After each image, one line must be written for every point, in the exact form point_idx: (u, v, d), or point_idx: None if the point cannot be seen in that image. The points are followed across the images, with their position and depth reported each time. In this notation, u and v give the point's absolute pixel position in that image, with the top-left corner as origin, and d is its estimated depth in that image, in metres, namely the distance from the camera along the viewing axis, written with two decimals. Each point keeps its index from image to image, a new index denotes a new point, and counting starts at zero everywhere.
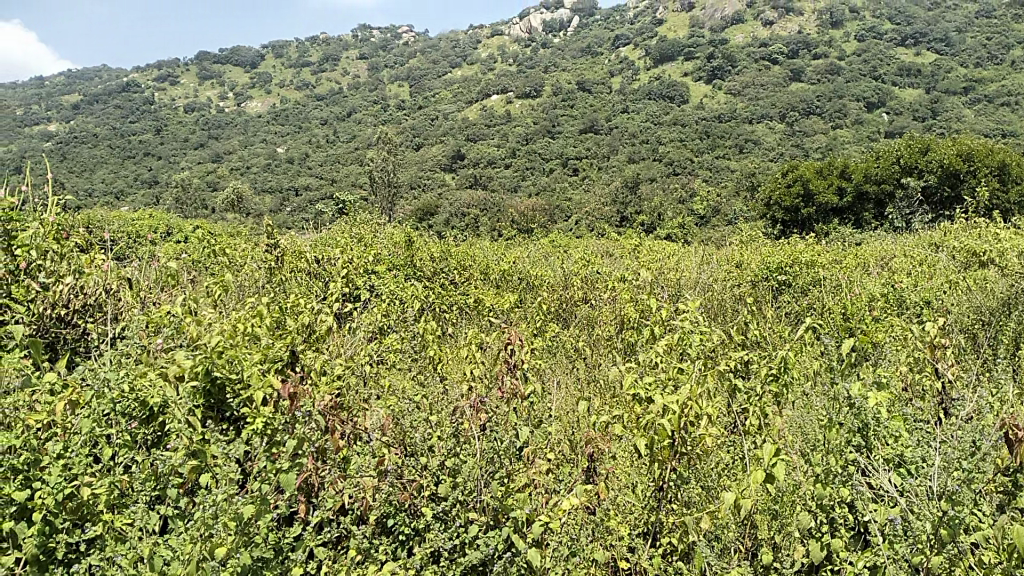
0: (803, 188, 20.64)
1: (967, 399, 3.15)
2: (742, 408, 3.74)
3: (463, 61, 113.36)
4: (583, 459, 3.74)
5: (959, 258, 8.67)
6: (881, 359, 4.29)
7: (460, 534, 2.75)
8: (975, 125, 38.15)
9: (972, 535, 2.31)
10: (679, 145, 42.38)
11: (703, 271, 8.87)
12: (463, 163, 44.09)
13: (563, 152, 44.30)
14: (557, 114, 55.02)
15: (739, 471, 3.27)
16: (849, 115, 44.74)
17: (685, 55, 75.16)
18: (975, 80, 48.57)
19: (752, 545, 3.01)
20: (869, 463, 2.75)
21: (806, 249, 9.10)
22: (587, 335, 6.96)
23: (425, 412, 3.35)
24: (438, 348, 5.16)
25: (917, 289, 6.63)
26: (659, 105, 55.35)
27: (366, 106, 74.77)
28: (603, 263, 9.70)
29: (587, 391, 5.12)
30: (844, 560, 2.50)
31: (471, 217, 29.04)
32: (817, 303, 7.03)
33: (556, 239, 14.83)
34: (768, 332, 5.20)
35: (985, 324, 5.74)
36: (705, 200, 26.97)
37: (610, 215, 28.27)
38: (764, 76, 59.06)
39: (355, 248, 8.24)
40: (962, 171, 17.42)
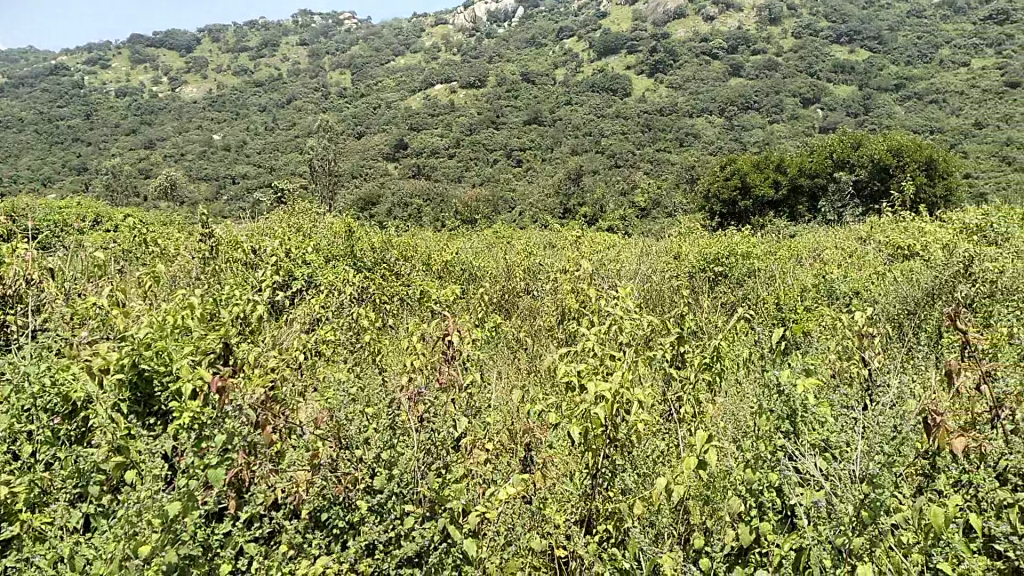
0: (741, 181, 20.87)
1: (891, 387, 3.27)
2: (678, 395, 3.79)
3: (407, 48, 112.24)
4: (520, 449, 3.75)
5: (887, 250, 8.98)
6: (810, 347, 4.43)
7: (396, 525, 2.71)
8: (905, 121, 39.72)
9: (892, 516, 2.41)
10: (622, 138, 42.68)
11: (642, 262, 9.02)
12: (406, 152, 43.53)
13: (507, 143, 44.14)
14: (501, 105, 54.78)
15: (674, 458, 3.34)
16: (785, 110, 46.03)
17: (629, 49, 76.05)
18: (904, 78, 50.51)
19: (686, 530, 3.08)
20: (796, 448, 2.82)
21: (742, 241, 9.28)
22: (529, 325, 6.99)
23: (362, 404, 3.30)
24: (377, 340, 5.11)
25: (847, 280, 6.85)
26: (602, 98, 55.89)
27: (307, 93, 73.07)
28: (545, 253, 9.76)
29: (527, 381, 5.14)
30: (772, 544, 2.55)
31: (413, 206, 28.68)
32: (751, 293, 7.20)
33: (500, 229, 14.73)
34: (704, 322, 5.32)
35: (911, 313, 5.96)
36: (647, 193, 27.18)
37: (553, 206, 28.42)
38: (705, 71, 60.16)
39: (293, 237, 8.12)
40: (892, 166, 18.06)
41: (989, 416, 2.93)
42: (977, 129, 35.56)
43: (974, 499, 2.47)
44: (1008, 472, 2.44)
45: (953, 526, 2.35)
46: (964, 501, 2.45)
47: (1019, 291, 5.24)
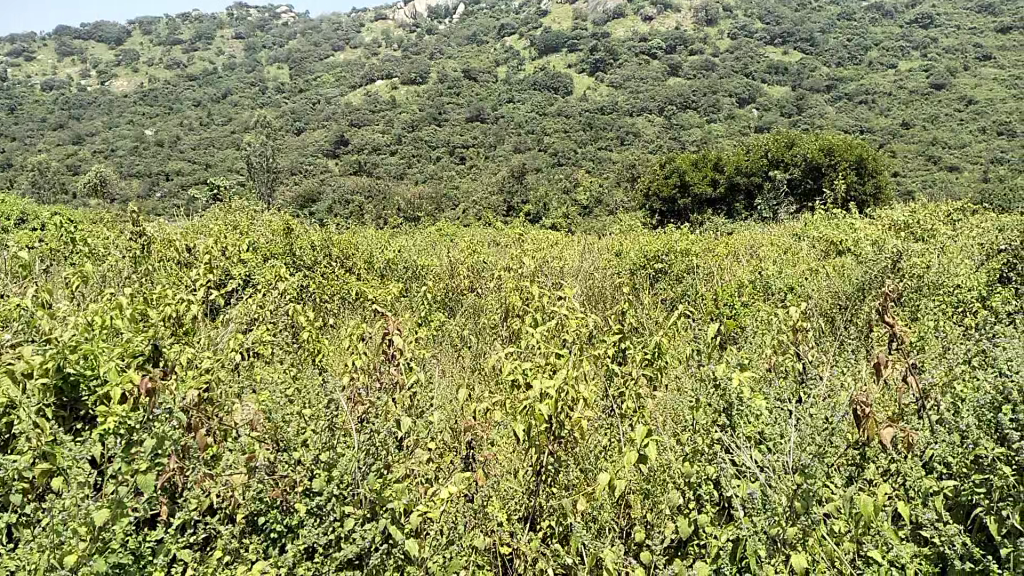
0: (679, 179, 21.20)
1: (825, 379, 3.36)
2: (619, 391, 3.83)
3: (348, 44, 110.70)
4: (463, 447, 3.72)
5: (820, 246, 9.25)
6: (745, 342, 4.53)
7: (335, 527, 2.66)
8: (836, 121, 41.11)
9: (825, 506, 2.48)
10: (564, 136, 42.93)
11: (585, 260, 9.08)
12: (347, 148, 42.87)
13: (449, 140, 43.93)
14: (443, 101, 54.46)
15: (615, 452, 3.36)
16: (722, 110, 47.13)
17: (570, 47, 76.58)
18: (835, 80, 52.25)
19: (627, 525, 3.12)
20: (733, 441, 2.86)
21: (682, 239, 9.45)
22: (472, 324, 6.98)
23: (299, 406, 3.25)
24: (319, 341, 5.03)
25: (782, 276, 7.03)
26: (544, 96, 56.18)
27: (243, 88, 71.39)
28: (488, 251, 9.74)
29: (471, 379, 5.14)
30: (710, 536, 2.60)
31: (354, 203, 28.28)
32: (691, 290, 7.34)
33: (444, 227, 14.64)
34: (644, 320, 5.38)
35: (843, 308, 6.16)
36: (589, 191, 27.39)
37: (497, 204, 28.43)
38: (644, 70, 61.09)
39: (230, 235, 7.93)
40: (823, 165, 18.63)
41: (913, 406, 3.04)
42: (904, 130, 37.00)
43: (903, 487, 2.56)
44: (934, 460, 2.52)
45: (883, 514, 2.43)
46: (895, 489, 2.53)
47: (943, 286, 5.47)
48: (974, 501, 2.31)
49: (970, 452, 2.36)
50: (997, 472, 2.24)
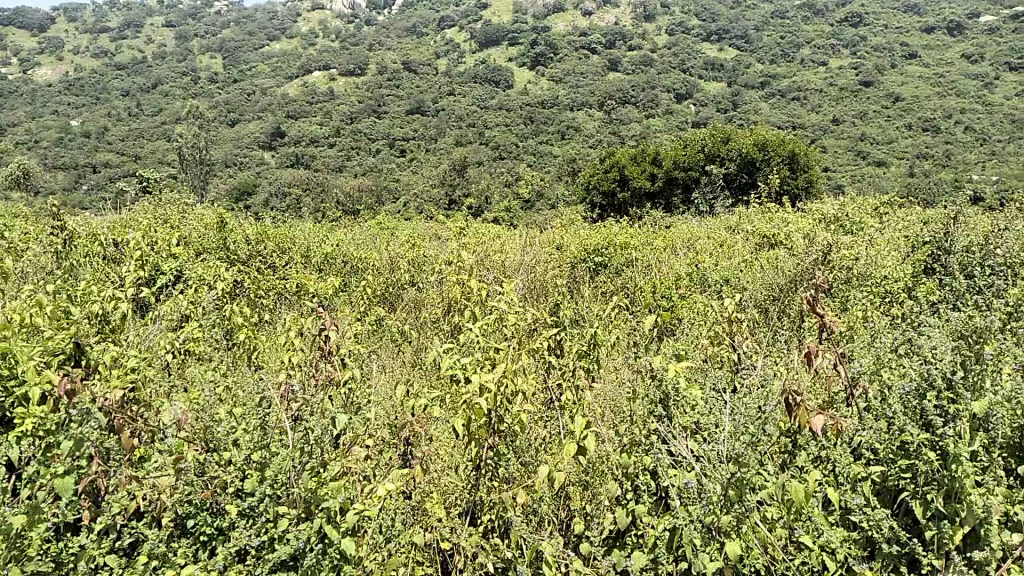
0: (619, 174, 21.26)
1: (760, 371, 3.41)
2: (558, 385, 3.83)
3: (284, 33, 108.26)
4: (401, 444, 3.66)
5: (754, 239, 9.44)
6: (680, 334, 4.57)
7: (269, 527, 2.59)
8: (770, 117, 42.37)
9: (758, 494, 2.52)
10: (505, 129, 42.92)
11: (525, 253, 9.05)
12: (283, 140, 41.91)
13: (389, 133, 43.42)
14: (382, 93, 53.74)
15: (556, 445, 3.36)
16: (660, 105, 48.03)
17: (510, 40, 76.79)
18: (768, 78, 53.87)
19: (567, 517, 3.11)
20: (669, 432, 2.89)
21: (621, 233, 9.52)
22: (413, 319, 6.89)
23: (231, 404, 3.14)
24: (255, 338, 4.89)
25: (717, 269, 7.14)
26: (485, 89, 56.17)
27: (173, 77, 69.13)
28: (429, 244, 9.64)
29: (411, 374, 5.06)
30: (647, 525, 2.61)
31: (292, 196, 27.66)
32: (631, 283, 7.39)
33: (383, 220, 14.40)
34: (584, 312, 5.39)
35: (776, 299, 6.31)
36: (530, 185, 27.48)
37: (438, 197, 28.25)
38: (584, 65, 61.69)
39: (159, 229, 7.66)
40: (758, 160, 19.12)
41: (843, 394, 3.11)
42: (834, 126, 38.42)
43: (838, 475, 2.60)
44: (862, 447, 2.59)
45: (815, 501, 2.47)
46: (825, 474, 2.59)
47: (871, 277, 5.66)
48: (900, 487, 2.40)
49: (895, 438, 2.43)
50: (923, 457, 2.31)
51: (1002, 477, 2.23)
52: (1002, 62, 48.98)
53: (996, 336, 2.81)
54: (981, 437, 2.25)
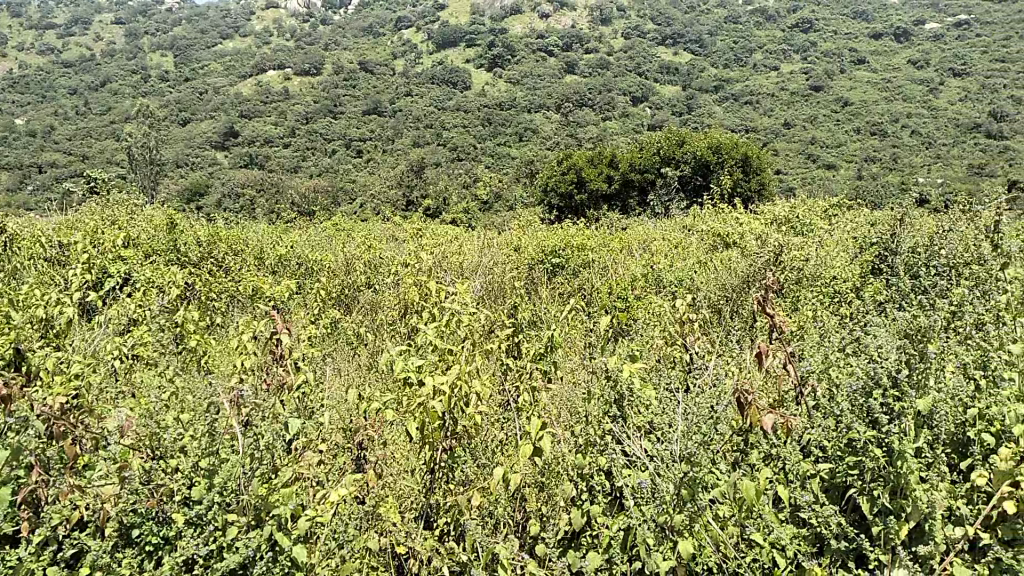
0: (576, 175, 21.34)
1: (714, 370, 3.43)
2: (514, 386, 3.82)
3: (237, 32, 106.51)
4: (355, 448, 3.60)
5: (709, 240, 9.55)
6: (634, 335, 4.60)
7: (216, 536, 2.53)
8: (724, 120, 43.07)
9: (711, 492, 2.54)
10: (463, 130, 42.81)
11: (483, 253, 9.01)
12: (237, 140, 41.19)
13: (345, 133, 42.99)
14: (338, 93, 53.18)
15: (511, 447, 3.36)
16: (616, 108, 48.47)
17: (467, 41, 76.66)
18: (722, 81, 54.80)
19: (522, 520, 3.10)
20: (622, 432, 2.91)
21: (578, 234, 9.58)
22: (370, 321, 6.84)
23: (177, 412, 3.06)
24: (205, 341, 4.77)
25: (672, 270, 7.22)
26: (443, 90, 56.02)
27: (123, 76, 67.50)
28: (386, 246, 9.53)
29: (365, 377, 5.01)
30: (602, 525, 2.62)
31: (245, 197, 27.19)
32: (588, 284, 7.41)
33: (340, 221, 14.22)
34: (540, 312, 5.39)
35: (729, 299, 6.41)
36: (488, 186, 27.47)
37: (396, 198, 28.04)
38: (541, 67, 61.96)
39: (106, 230, 7.46)
40: (712, 162, 19.43)
41: (794, 392, 3.16)
42: (786, 130, 39.22)
43: (788, 472, 2.63)
44: (810, 445, 2.63)
45: (766, 499, 2.50)
46: (775, 472, 2.62)
47: (820, 278, 5.78)
48: (847, 483, 2.44)
49: (843, 435, 2.46)
50: (868, 454, 2.36)
51: (944, 471, 2.29)
52: (945, 69, 50.56)
53: (938, 334, 2.88)
54: (924, 435, 2.30)
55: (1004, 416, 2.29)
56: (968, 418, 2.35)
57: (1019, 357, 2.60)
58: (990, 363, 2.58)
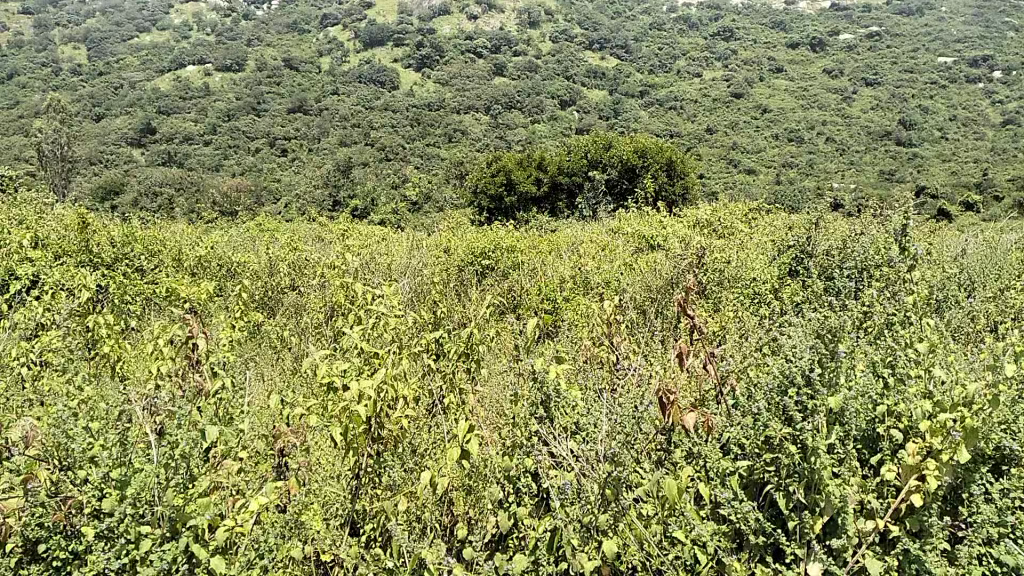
0: (506, 178, 21.05)
1: (636, 371, 3.48)
2: (441, 390, 3.79)
3: (154, 25, 102.76)
4: (274, 454, 3.52)
5: (634, 242, 9.71)
6: (558, 337, 4.62)
7: (128, 549, 2.42)
8: (649, 125, 44.07)
9: (635, 491, 2.59)
10: (391, 131, 42.37)
11: (412, 254, 8.91)
12: (154, 137, 39.64)
13: (269, 131, 41.93)
14: (262, 90, 51.82)
15: (439, 449, 3.34)
16: (545, 111, 49.00)
17: (395, 41, 76.04)
18: (648, 86, 56.22)
19: (452, 521, 3.08)
20: (549, 432, 2.88)
21: (507, 236, 9.59)
22: (295, 322, 6.70)
23: (87, 418, 2.90)
24: (119, 345, 4.55)
25: (599, 271, 7.33)
26: (370, 88, 55.40)
27: (31, 69, 64.15)
28: (311, 246, 9.33)
29: (288, 381, 4.89)
30: (529, 530, 2.61)
31: (163, 196, 26.25)
32: (517, 285, 7.43)
33: (263, 221, 13.83)
34: (467, 313, 5.35)
35: (654, 301, 6.54)
36: (418, 187, 27.33)
37: (322, 198, 27.57)
38: (469, 69, 62.04)
39: (11, 229, 7.07)
40: (638, 166, 19.89)
41: (714, 392, 3.24)
42: (708, 135, 40.41)
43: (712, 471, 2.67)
44: (730, 442, 2.70)
45: (689, 496, 2.55)
46: (698, 471, 2.68)
47: (742, 279, 5.95)
48: (765, 479, 2.51)
49: (761, 433, 2.54)
50: (785, 452, 2.43)
51: (856, 466, 2.38)
52: (857, 79, 53.10)
53: (848, 335, 3.01)
54: (837, 431, 2.38)
55: (908, 413, 2.41)
56: (878, 413, 2.45)
57: (922, 357, 2.73)
58: (898, 361, 2.70)
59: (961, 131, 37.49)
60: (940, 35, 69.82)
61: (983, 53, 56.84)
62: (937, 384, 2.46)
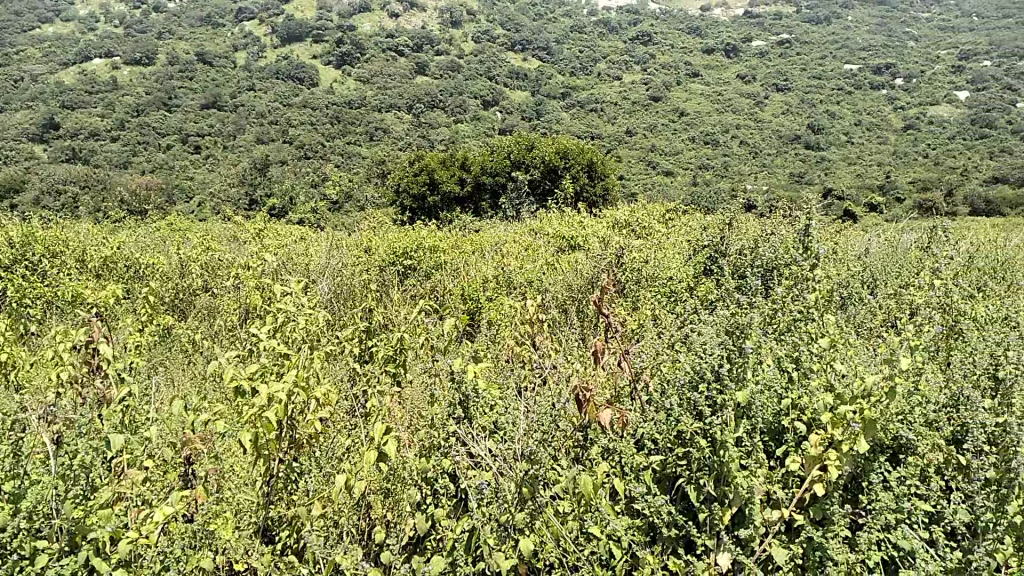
0: (429, 177, 21.00)
1: (553, 374, 3.48)
2: (358, 395, 3.72)
3: (56, 16, 97.54)
4: (183, 463, 3.35)
5: (555, 242, 9.80)
6: (476, 337, 4.58)
7: (21, 564, 2.27)
8: (571, 127, 44.61)
9: (552, 489, 2.60)
10: (311, 128, 41.43)
11: (332, 254, 8.74)
12: (57, 133, 37.58)
13: (181, 126, 40.32)
14: (173, 84, 49.82)
15: (358, 453, 3.27)
16: (467, 111, 49.04)
17: (314, 37, 74.38)
18: (570, 88, 56.92)
19: (367, 527, 3.02)
20: (467, 432, 2.85)
21: (429, 236, 9.49)
22: (206, 325, 6.49)
23: None
24: (14, 352, 4.29)
25: (521, 271, 7.35)
26: (288, 85, 54.09)
27: None
28: (225, 247, 9.02)
29: (199, 386, 4.72)
30: (448, 530, 2.57)
31: (66, 195, 24.94)
32: (440, 285, 7.40)
33: (174, 221, 13.26)
34: (387, 314, 5.25)
35: (574, 300, 6.63)
36: (339, 186, 26.87)
37: (237, 197, 26.70)
38: (391, 68, 61.41)
39: None
40: (560, 167, 20.13)
41: (629, 388, 3.30)
42: (629, 137, 41.17)
43: (639, 468, 2.68)
44: (642, 437, 2.75)
45: (604, 493, 2.57)
46: (612, 466, 2.71)
47: (660, 278, 6.09)
48: (677, 472, 2.56)
49: (673, 428, 2.60)
50: (696, 446, 2.48)
51: (764, 457, 2.44)
52: (769, 84, 55.15)
53: (755, 330, 3.10)
54: (745, 424, 2.45)
55: (811, 407, 2.48)
56: (782, 406, 2.53)
57: (828, 352, 2.81)
58: (802, 356, 2.79)
59: (866, 135, 39.40)
60: (844, 44, 73.31)
61: (885, 62, 60.02)
62: (836, 377, 2.55)
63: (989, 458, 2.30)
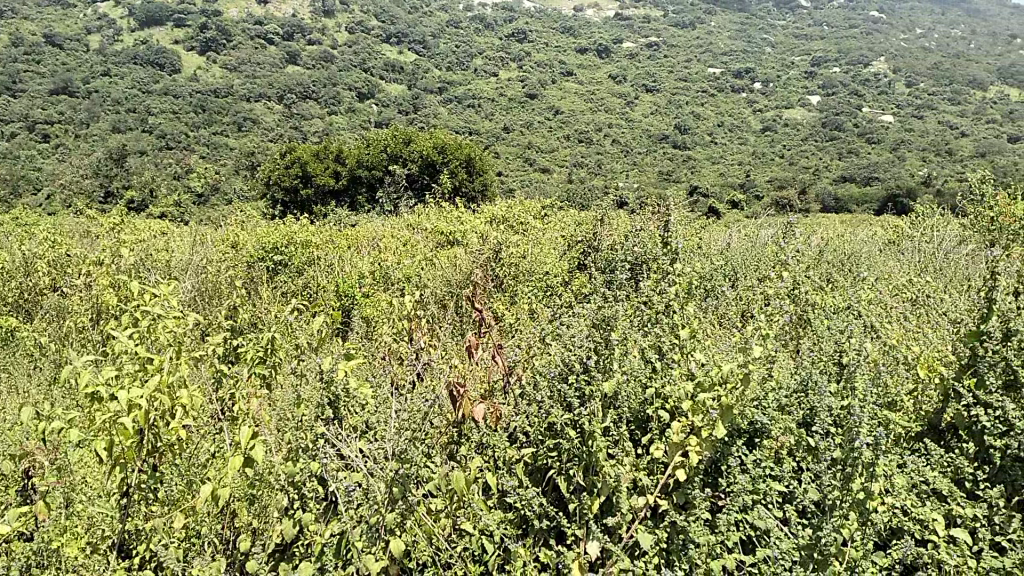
0: (301, 169, 20.36)
1: (426, 368, 3.44)
2: (223, 396, 3.55)
3: None
4: (23, 477, 3.06)
5: (433, 237, 9.73)
6: (349, 334, 4.46)
7: None
8: (449, 121, 44.55)
9: (424, 488, 2.56)
10: (173, 117, 39.16)
11: (196, 250, 8.31)
12: None
13: (25, 111, 37.00)
14: (15, 66, 45.72)
15: (220, 459, 3.11)
16: (342, 103, 48.01)
17: (176, 21, 70.38)
18: (446, 83, 56.81)
19: (231, 535, 2.87)
20: (337, 433, 2.77)
21: (300, 231, 9.18)
22: (53, 329, 5.99)
23: None
24: None
25: (400, 267, 7.25)
26: (147, 70, 50.93)
27: None
28: (76, 242, 8.39)
29: (42, 394, 4.35)
30: (316, 533, 2.47)
31: None
32: (313, 282, 7.20)
33: (15, 215, 12.19)
34: (254, 314, 5.03)
35: (451, 296, 6.61)
36: (203, 177, 25.89)
37: (91, 188, 24.81)
38: (260, 55, 59.11)
39: None
40: (437, 162, 20.05)
41: (503, 383, 3.30)
42: (506, 133, 41.55)
43: (514, 461, 2.69)
44: (516, 430, 2.76)
45: (473, 488, 2.56)
46: (484, 461, 2.70)
47: (536, 273, 6.17)
48: (548, 464, 2.59)
49: (544, 420, 2.62)
50: (567, 437, 2.51)
51: (631, 447, 2.49)
52: (638, 84, 57.12)
53: (622, 323, 3.17)
54: (611, 414, 2.49)
55: (675, 394, 2.57)
56: (647, 396, 2.60)
57: (689, 342, 2.91)
58: (665, 348, 2.89)
59: (728, 136, 41.55)
60: (707, 49, 76.89)
61: (744, 67, 63.55)
62: (697, 365, 2.63)
63: (834, 439, 2.44)
